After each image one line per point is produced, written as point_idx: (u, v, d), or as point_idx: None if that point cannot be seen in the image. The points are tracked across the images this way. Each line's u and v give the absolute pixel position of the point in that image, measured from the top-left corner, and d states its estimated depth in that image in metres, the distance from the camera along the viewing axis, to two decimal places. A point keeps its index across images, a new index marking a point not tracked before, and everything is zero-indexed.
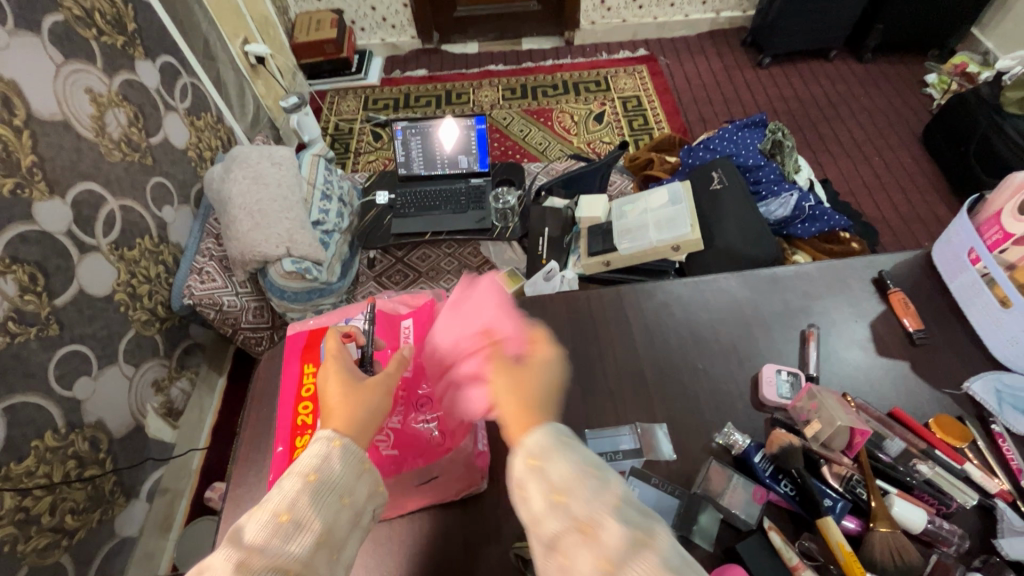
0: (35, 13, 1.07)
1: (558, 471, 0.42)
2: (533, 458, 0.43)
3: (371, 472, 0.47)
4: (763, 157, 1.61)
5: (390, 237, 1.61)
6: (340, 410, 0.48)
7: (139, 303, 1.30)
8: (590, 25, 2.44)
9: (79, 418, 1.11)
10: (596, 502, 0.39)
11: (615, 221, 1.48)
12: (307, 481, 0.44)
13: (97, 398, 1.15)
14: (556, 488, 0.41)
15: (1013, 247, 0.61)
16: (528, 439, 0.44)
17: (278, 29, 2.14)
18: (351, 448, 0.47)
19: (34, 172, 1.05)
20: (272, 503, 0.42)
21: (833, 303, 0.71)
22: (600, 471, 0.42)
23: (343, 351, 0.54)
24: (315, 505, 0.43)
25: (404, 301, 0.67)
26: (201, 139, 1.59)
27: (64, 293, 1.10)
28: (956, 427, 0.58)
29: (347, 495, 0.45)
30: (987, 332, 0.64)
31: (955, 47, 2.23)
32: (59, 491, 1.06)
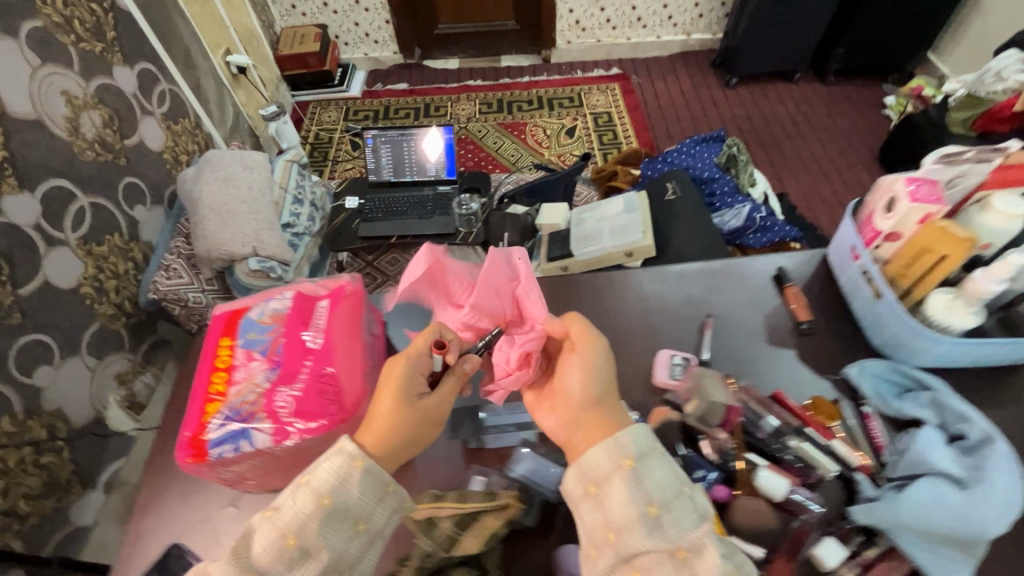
0: (13, 18, 1.13)
1: (654, 480, 0.47)
2: (631, 459, 0.48)
3: (394, 497, 0.49)
4: (719, 170, 1.68)
5: (356, 240, 1.64)
6: (379, 434, 0.51)
7: (106, 297, 1.33)
8: (566, 45, 2.54)
9: (37, 405, 1.14)
10: (690, 524, 0.45)
11: (573, 229, 1.54)
12: (320, 504, 0.46)
13: (57, 387, 1.18)
14: (654, 500, 0.46)
15: (884, 244, 0.66)
16: (625, 438, 0.49)
17: (262, 42, 2.23)
18: (375, 473, 0.48)
19: (5, 167, 1.09)
20: (287, 522, 0.45)
21: (732, 295, 0.75)
22: (689, 489, 0.48)
23: (414, 367, 0.55)
24: (325, 529, 0.45)
25: (325, 283, 0.67)
26: (177, 143, 1.65)
27: (29, 283, 1.14)
28: (830, 407, 0.63)
29: (361, 521, 0.47)
30: (867, 323, 0.69)
31: (913, 71, 2.32)
32: (12, 475, 1.08)
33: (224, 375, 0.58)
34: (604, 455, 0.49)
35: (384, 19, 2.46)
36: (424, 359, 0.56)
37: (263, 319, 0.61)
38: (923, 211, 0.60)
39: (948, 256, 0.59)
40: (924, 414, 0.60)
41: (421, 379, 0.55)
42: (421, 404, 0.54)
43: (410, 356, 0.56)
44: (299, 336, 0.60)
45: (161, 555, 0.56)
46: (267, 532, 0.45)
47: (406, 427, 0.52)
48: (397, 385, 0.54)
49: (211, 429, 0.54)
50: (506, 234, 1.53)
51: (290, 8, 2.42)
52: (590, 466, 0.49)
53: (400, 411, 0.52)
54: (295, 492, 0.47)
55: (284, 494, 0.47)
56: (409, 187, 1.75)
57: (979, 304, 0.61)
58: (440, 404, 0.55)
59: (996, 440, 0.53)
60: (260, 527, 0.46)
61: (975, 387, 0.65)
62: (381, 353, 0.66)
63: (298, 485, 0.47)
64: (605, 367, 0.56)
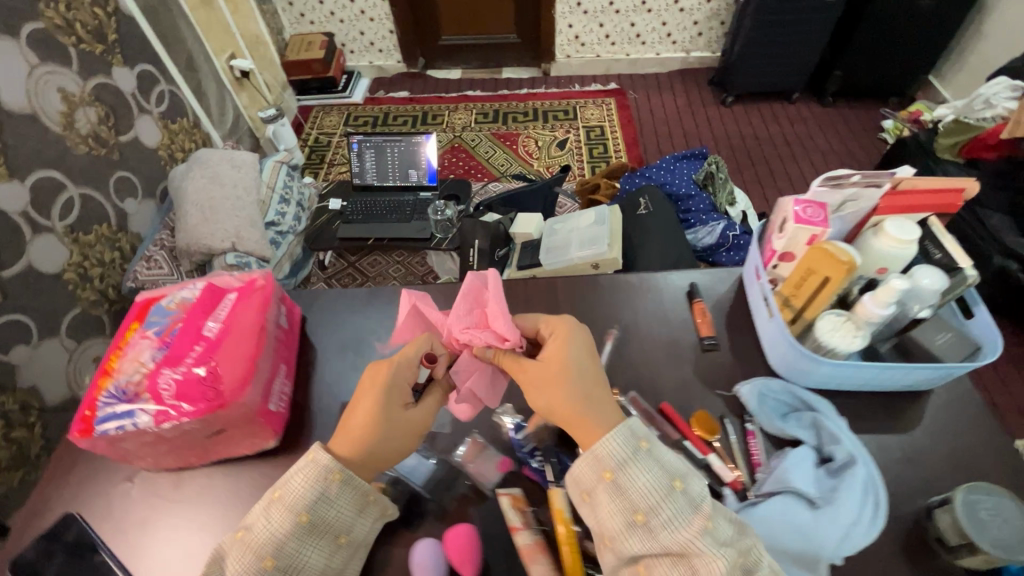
0: (16, 20, 1.20)
1: (637, 487, 0.47)
2: (611, 471, 0.48)
3: (375, 505, 0.52)
4: (696, 187, 1.68)
5: (334, 241, 1.69)
6: (356, 442, 0.52)
7: (89, 283, 1.38)
8: (565, 59, 2.58)
9: (11, 381, 1.17)
10: (683, 524, 0.45)
11: (544, 238, 1.51)
12: (299, 521, 0.48)
13: (33, 365, 1.22)
14: (639, 508, 0.46)
15: (780, 264, 0.66)
16: (603, 450, 0.48)
17: (269, 47, 2.33)
18: (354, 486, 0.51)
19: None
20: (263, 543, 0.48)
21: (642, 309, 0.77)
22: (681, 483, 0.47)
23: (400, 376, 0.55)
24: (307, 543, 0.49)
25: (240, 276, 0.71)
26: (173, 141, 1.71)
27: (12, 265, 1.18)
28: (709, 421, 0.64)
29: (342, 534, 0.51)
30: (767, 339, 0.70)
31: (916, 95, 2.27)
32: None
33: (123, 355, 0.63)
34: (587, 467, 0.49)
35: (388, 29, 2.54)
36: (412, 370, 0.57)
37: (170, 305, 0.66)
38: (807, 232, 0.61)
39: (829, 279, 0.59)
40: (802, 435, 0.60)
41: (406, 389, 0.56)
42: (405, 415, 0.55)
43: (392, 364, 0.56)
44: (196, 323, 0.64)
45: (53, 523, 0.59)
46: (244, 554, 0.48)
47: (384, 437, 0.53)
48: (379, 394, 0.54)
49: (99, 405, 0.59)
50: (477, 241, 1.55)
51: (299, 17, 2.52)
52: (581, 477, 0.49)
53: (377, 422, 0.53)
54: (269, 511, 0.49)
55: (257, 512, 0.50)
56: (392, 193, 1.78)
57: (867, 328, 0.61)
58: (424, 414, 0.56)
59: (857, 464, 0.54)
60: (234, 554, 0.48)
61: (870, 413, 0.65)
62: (286, 344, 0.69)
63: (273, 502, 0.50)
64: (587, 358, 0.54)
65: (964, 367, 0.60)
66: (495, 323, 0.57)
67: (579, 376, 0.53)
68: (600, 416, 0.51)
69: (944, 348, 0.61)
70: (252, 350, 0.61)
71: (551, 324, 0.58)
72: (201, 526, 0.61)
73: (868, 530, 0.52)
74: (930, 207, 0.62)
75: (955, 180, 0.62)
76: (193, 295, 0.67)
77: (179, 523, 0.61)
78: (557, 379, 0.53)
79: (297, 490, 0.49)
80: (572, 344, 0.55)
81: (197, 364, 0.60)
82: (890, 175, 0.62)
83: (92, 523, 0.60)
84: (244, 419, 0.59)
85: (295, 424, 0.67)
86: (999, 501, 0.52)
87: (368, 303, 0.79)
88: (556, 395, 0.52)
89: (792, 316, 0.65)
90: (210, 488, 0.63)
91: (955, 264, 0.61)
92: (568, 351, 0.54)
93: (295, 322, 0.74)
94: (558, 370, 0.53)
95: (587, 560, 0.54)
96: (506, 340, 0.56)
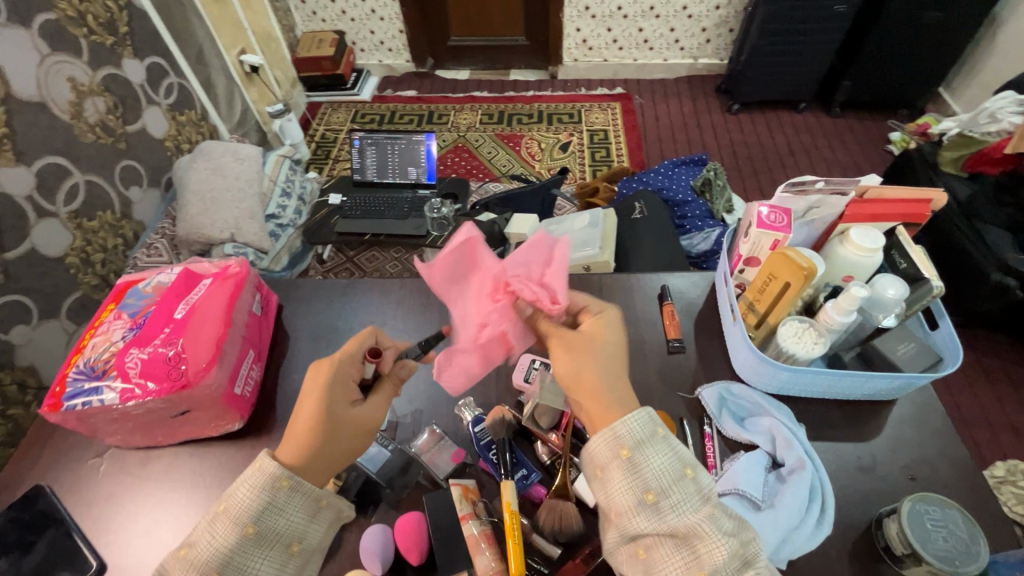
0: (28, 9, 1.16)
1: (652, 469, 0.44)
2: (628, 449, 0.45)
3: (329, 510, 0.50)
4: (692, 193, 1.65)
5: (332, 235, 1.70)
6: (303, 446, 0.49)
7: (91, 268, 1.31)
8: (573, 62, 2.59)
9: (10, 359, 1.10)
10: (690, 508, 0.43)
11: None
12: (245, 533, 0.45)
13: (33, 346, 1.14)
14: (650, 488, 0.44)
15: (746, 268, 0.67)
16: (622, 429, 0.45)
17: (280, 44, 2.36)
18: (303, 491, 0.48)
19: (4, 143, 1.10)
20: (208, 558, 0.43)
21: (612, 310, 0.77)
22: (692, 472, 0.45)
23: (341, 376, 0.52)
24: (256, 556, 0.45)
25: (217, 263, 0.73)
26: (180, 133, 1.66)
27: (16, 249, 1.11)
28: (667, 421, 0.63)
29: (293, 542, 0.47)
30: (731, 344, 0.70)
31: (924, 107, 2.25)
32: None
33: (95, 334, 0.66)
34: (603, 443, 0.46)
35: (398, 29, 2.57)
36: (355, 369, 0.54)
37: (146, 288, 0.69)
38: (771, 237, 0.61)
39: (789, 283, 0.59)
40: (757, 439, 0.60)
41: (351, 387, 0.53)
42: (353, 412, 0.51)
43: (334, 362, 0.53)
44: (167, 305, 0.67)
45: (21, 495, 0.62)
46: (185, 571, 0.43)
47: (331, 436, 0.50)
48: (320, 394, 0.51)
49: (68, 380, 0.62)
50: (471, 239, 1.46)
51: (311, 15, 2.56)
52: (594, 454, 0.46)
53: (325, 423, 0.49)
54: (213, 524, 0.45)
55: (199, 526, 0.46)
56: (391, 189, 1.81)
57: (829, 336, 0.60)
58: (375, 410, 0.53)
59: (805, 470, 0.55)
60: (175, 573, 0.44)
61: (829, 420, 0.64)
62: (256, 329, 0.71)
63: (217, 515, 0.46)
64: (620, 345, 0.51)
65: (924, 377, 0.59)
66: (550, 283, 0.52)
67: (603, 350, 0.50)
68: (620, 394, 0.47)
69: (906, 359, 0.60)
70: (217, 335, 0.64)
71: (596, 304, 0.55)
72: (169, 502, 0.62)
73: (810, 535, 0.53)
74: (899, 216, 0.62)
75: (924, 190, 0.63)
76: (170, 279, 0.70)
77: (145, 498, 0.63)
78: (582, 349, 0.49)
79: (241, 498, 0.45)
80: (606, 323, 0.52)
81: (162, 344, 0.62)
82: (857, 184, 0.63)
83: (59, 496, 0.63)
84: (207, 400, 0.61)
85: (261, 406, 0.69)
86: (947, 513, 0.51)
87: (343, 293, 0.81)
88: (580, 363, 0.48)
89: (756, 321, 0.65)
90: (176, 466, 0.65)
91: (918, 274, 0.61)
92: (601, 325, 0.52)
93: (271, 309, 0.76)
94: (588, 343, 0.50)
95: (532, 553, 0.55)
96: (555, 303, 0.51)
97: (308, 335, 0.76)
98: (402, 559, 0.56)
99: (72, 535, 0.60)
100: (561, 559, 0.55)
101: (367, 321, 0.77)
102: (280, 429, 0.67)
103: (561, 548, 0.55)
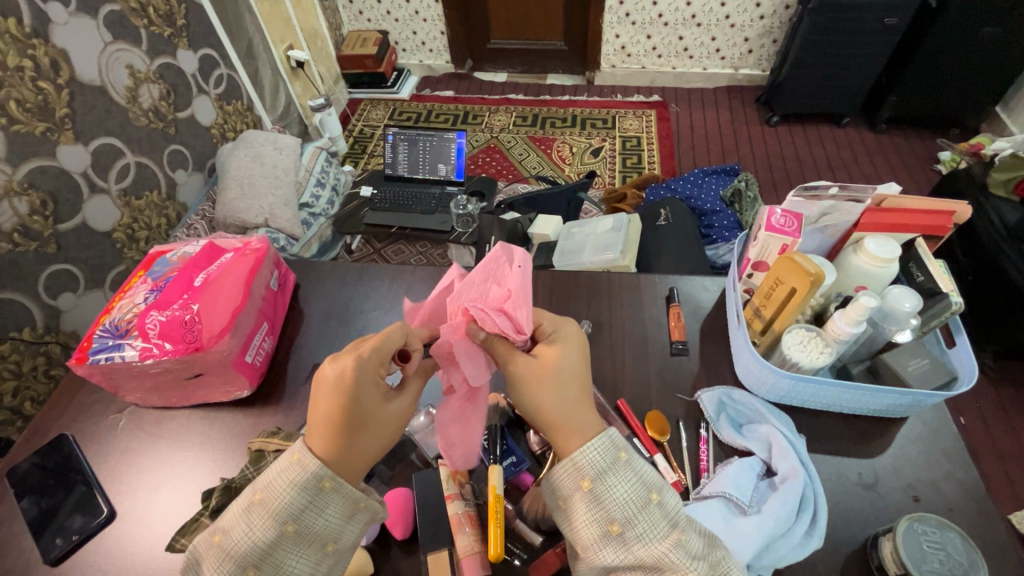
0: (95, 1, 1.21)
1: (614, 498, 0.44)
2: (589, 480, 0.44)
3: (366, 511, 0.46)
4: (722, 203, 1.60)
5: (361, 226, 1.75)
6: (336, 442, 0.45)
7: (136, 245, 1.35)
8: (610, 68, 2.59)
9: (56, 324, 1.14)
10: (657, 536, 0.43)
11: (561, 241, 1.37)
12: (284, 531, 0.43)
13: (77, 313, 1.19)
14: (614, 519, 0.44)
15: (754, 273, 0.66)
16: (581, 459, 0.45)
17: (326, 42, 2.45)
18: (343, 492, 0.45)
19: (65, 122, 1.14)
20: (244, 553, 0.42)
21: (618, 310, 0.77)
22: (658, 496, 0.45)
23: (370, 369, 0.47)
24: (293, 554, 0.43)
25: (240, 239, 0.78)
26: (227, 122, 1.71)
27: (69, 220, 1.15)
28: (660, 421, 0.64)
29: (330, 543, 0.45)
30: (735, 349, 0.69)
31: (978, 127, 2.14)
32: (25, 379, 1.07)
33: (120, 298, 0.71)
34: (563, 475, 0.46)
35: (439, 30, 2.62)
36: (384, 364, 0.48)
37: (172, 258, 0.74)
38: (779, 240, 0.61)
39: (796, 289, 0.57)
40: (753, 446, 0.59)
41: (382, 383, 0.48)
42: (388, 408, 0.47)
43: (360, 354, 0.47)
44: (189, 273, 0.71)
45: (49, 442, 0.67)
46: (220, 562, 0.42)
47: (364, 435, 0.46)
48: (348, 390, 0.45)
49: (94, 338, 0.66)
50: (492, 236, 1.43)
51: (357, 14, 2.65)
52: (557, 487, 0.46)
53: (358, 422, 0.46)
54: (250, 516, 0.43)
55: (236, 514, 0.44)
56: (420, 184, 1.85)
57: (836, 347, 0.58)
58: (409, 406, 0.49)
59: (798, 479, 0.54)
60: (211, 560, 0.43)
61: (833, 434, 0.63)
62: (271, 305, 0.74)
63: (255, 505, 0.44)
64: (574, 356, 0.50)
65: (939, 395, 0.57)
66: (510, 310, 0.50)
67: (562, 376, 0.49)
68: (578, 420, 0.47)
69: (916, 375, 0.58)
70: (232, 305, 0.67)
71: (552, 323, 0.54)
72: (182, 465, 0.65)
73: (798, 546, 0.52)
74: (920, 227, 0.60)
75: (947, 202, 0.60)
76: (194, 250, 0.75)
77: (161, 460, 0.66)
78: (540, 386, 0.48)
79: (280, 495, 0.43)
80: (566, 344, 0.51)
81: (181, 309, 0.66)
82: (874, 191, 0.62)
83: (80, 446, 0.67)
84: (220, 365, 0.66)
85: (271, 376, 0.72)
86: (946, 535, 0.50)
87: (357, 277, 0.84)
88: (547, 395, 0.48)
89: (762, 326, 0.64)
90: (186, 427, 0.69)
91: (935, 288, 0.59)
92: (556, 350, 0.50)
93: (288, 287, 0.80)
94: (543, 374, 0.49)
95: (513, 538, 0.56)
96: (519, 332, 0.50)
97: (321, 315, 0.79)
98: (387, 533, 0.57)
99: (86, 482, 0.64)
100: (542, 546, 0.56)
101: (377, 305, 0.79)
102: (287, 402, 0.69)
103: (542, 536, 0.56)
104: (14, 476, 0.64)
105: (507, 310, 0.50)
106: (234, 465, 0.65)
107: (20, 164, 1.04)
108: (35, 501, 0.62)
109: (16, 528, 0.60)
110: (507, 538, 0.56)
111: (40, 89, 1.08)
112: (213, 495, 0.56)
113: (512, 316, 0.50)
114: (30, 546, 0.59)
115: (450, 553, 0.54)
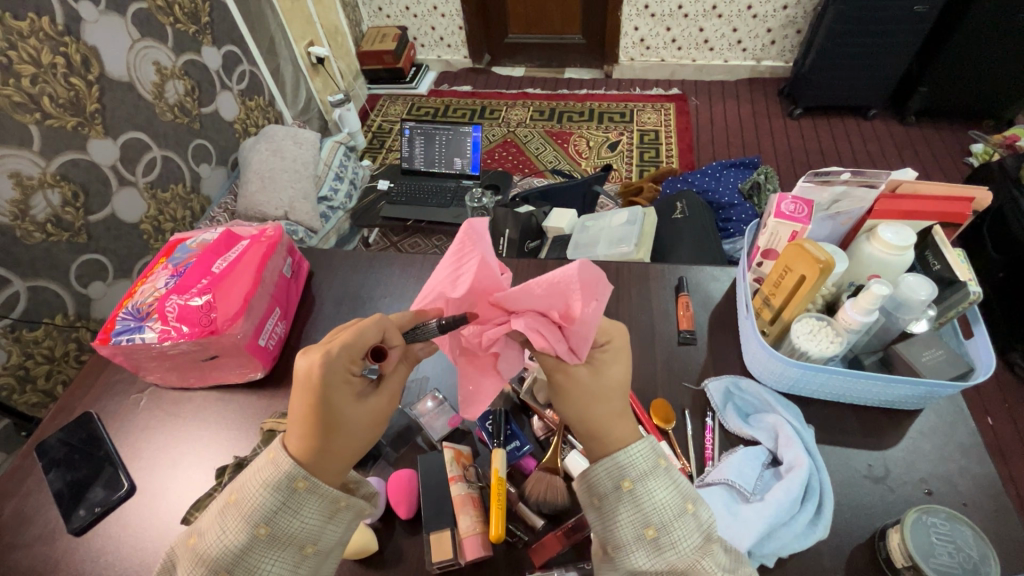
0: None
1: (653, 501, 0.44)
2: (630, 481, 0.45)
3: (348, 510, 0.47)
4: (741, 197, 1.55)
5: (377, 219, 1.77)
6: (306, 440, 0.45)
7: (161, 236, 1.38)
8: (629, 62, 2.56)
9: (86, 312, 1.18)
10: (691, 546, 0.43)
11: (572, 234, 1.26)
12: (257, 534, 0.43)
13: (107, 301, 1.23)
14: (652, 523, 0.44)
15: (764, 261, 0.65)
16: (624, 458, 0.45)
17: (345, 38, 2.49)
18: (319, 493, 0.45)
19: (95, 117, 1.18)
20: (216, 556, 0.43)
21: (626, 297, 0.77)
22: (693, 506, 0.45)
23: (339, 370, 0.45)
24: (267, 557, 0.43)
25: (256, 227, 0.81)
26: (249, 117, 1.75)
27: (99, 212, 1.19)
28: (666, 410, 0.63)
29: (309, 544, 0.45)
30: (746, 342, 0.67)
31: (1014, 119, 2.04)
32: (56, 364, 1.11)
33: (137, 286, 0.74)
34: (603, 473, 0.46)
35: (458, 25, 2.63)
36: (356, 364, 0.47)
37: (192, 245, 0.77)
38: (789, 228, 0.60)
39: (803, 277, 0.55)
40: (760, 436, 0.59)
41: (354, 380, 0.46)
42: (356, 409, 0.46)
43: (329, 351, 0.45)
44: (207, 261, 0.74)
45: (73, 419, 0.70)
46: (195, 565, 0.43)
47: (336, 434, 0.45)
48: (316, 389, 0.44)
49: (116, 321, 0.69)
50: (505, 229, 1.34)
51: (377, 10, 2.68)
52: (593, 485, 0.47)
53: (325, 420, 0.45)
54: (224, 517, 0.44)
55: (212, 516, 0.45)
56: (437, 178, 1.85)
57: (848, 335, 0.57)
58: (381, 406, 0.47)
59: (801, 468, 0.53)
60: (185, 561, 0.44)
61: (842, 425, 0.62)
62: (283, 290, 0.77)
63: (228, 507, 0.45)
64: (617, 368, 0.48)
65: (953, 387, 0.55)
66: (574, 337, 0.47)
67: (604, 390, 0.48)
68: (616, 428, 0.47)
69: (930, 366, 0.56)
70: (245, 291, 0.70)
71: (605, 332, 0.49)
72: (199, 443, 0.68)
73: (801, 534, 0.52)
74: (936, 214, 0.59)
75: (966, 188, 0.59)
76: (211, 239, 0.77)
77: (177, 440, 0.68)
78: (583, 399, 0.47)
79: (253, 496, 0.44)
80: (615, 356, 0.49)
81: (197, 293, 0.69)
82: (888, 177, 0.61)
83: (103, 423, 0.71)
84: (232, 348, 0.68)
85: (283, 360, 0.75)
86: (956, 528, 0.48)
87: (368, 265, 0.85)
88: (586, 408, 0.47)
89: (771, 316, 0.63)
90: (203, 407, 0.71)
91: (952, 277, 0.57)
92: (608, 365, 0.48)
93: (301, 274, 0.82)
94: (585, 390, 0.47)
95: (515, 521, 0.57)
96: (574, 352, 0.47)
97: (334, 302, 0.81)
98: (391, 513, 0.58)
99: (108, 458, 0.67)
100: (543, 529, 0.56)
101: (387, 291, 0.81)
102: None
103: (544, 520, 0.56)
104: (41, 448, 0.67)
105: (566, 331, 0.47)
106: (248, 443, 0.67)
107: (52, 157, 1.08)
108: (61, 473, 0.65)
109: (43, 499, 0.63)
110: (509, 520, 0.57)
111: (71, 87, 1.11)
112: (225, 474, 0.59)
113: (573, 337, 0.47)
114: (56, 516, 0.62)
115: (452, 533, 0.55)
